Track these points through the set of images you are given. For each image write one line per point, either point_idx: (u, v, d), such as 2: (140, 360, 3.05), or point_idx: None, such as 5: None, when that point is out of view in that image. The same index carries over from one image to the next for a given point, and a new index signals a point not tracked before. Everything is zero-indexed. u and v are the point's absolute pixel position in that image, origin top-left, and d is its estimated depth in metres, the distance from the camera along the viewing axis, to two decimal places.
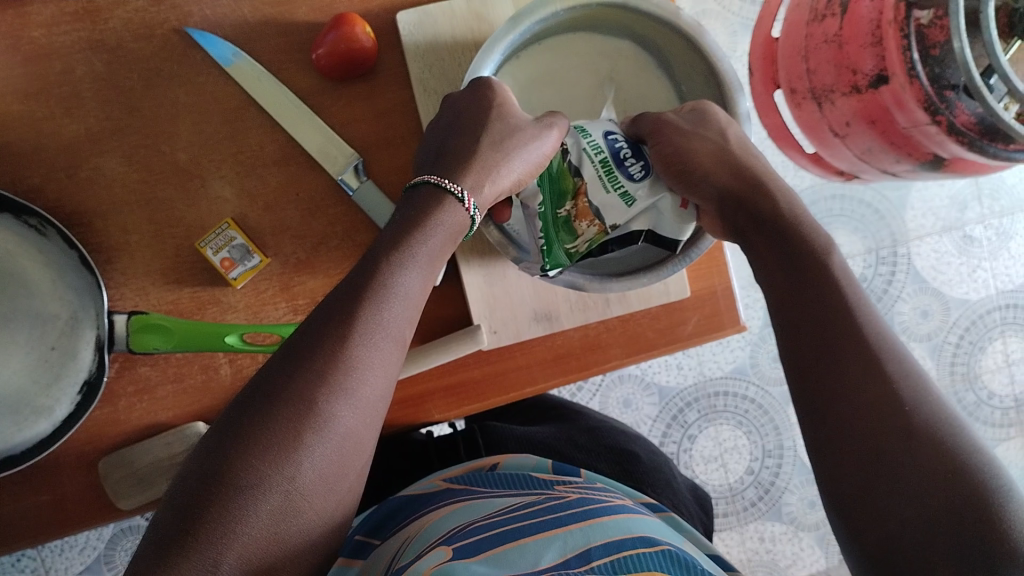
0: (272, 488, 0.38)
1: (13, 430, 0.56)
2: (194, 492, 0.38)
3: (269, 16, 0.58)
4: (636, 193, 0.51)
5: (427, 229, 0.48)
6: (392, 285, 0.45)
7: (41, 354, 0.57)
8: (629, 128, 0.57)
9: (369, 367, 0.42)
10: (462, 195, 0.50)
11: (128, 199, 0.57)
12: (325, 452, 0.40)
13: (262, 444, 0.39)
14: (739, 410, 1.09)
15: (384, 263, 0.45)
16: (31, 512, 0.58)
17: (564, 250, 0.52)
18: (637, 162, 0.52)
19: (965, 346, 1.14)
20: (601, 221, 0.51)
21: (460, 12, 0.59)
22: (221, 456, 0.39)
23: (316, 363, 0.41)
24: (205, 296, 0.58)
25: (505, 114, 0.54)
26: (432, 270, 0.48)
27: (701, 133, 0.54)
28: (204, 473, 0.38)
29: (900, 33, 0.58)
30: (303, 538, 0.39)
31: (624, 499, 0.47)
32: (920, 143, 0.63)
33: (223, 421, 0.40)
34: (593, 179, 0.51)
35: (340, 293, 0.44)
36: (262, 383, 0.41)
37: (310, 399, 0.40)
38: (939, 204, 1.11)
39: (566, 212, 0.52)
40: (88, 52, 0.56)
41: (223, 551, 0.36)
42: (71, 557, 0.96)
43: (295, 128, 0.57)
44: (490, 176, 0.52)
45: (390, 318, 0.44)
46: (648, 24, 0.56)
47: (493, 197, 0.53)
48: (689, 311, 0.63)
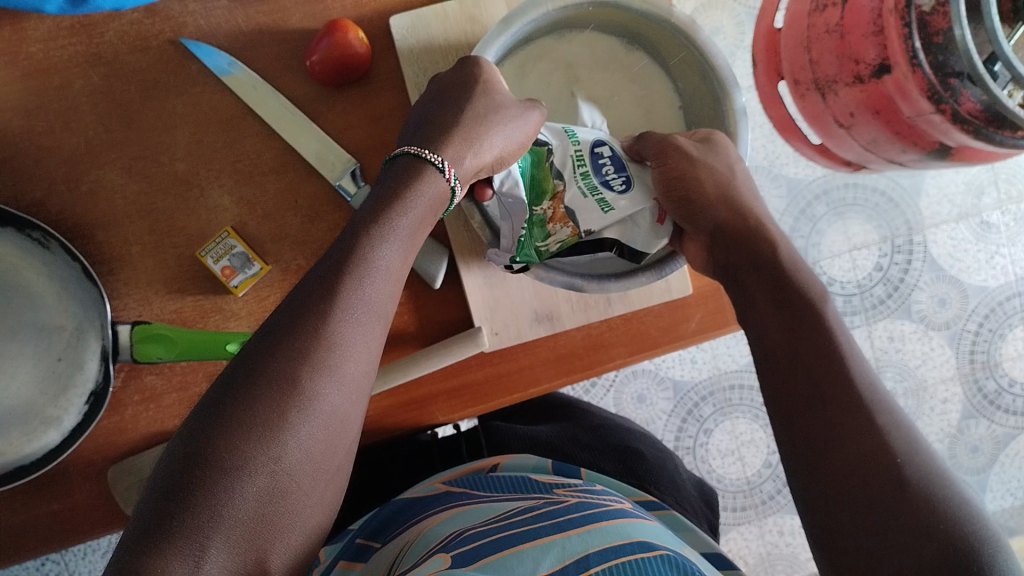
0: (259, 469, 0.39)
1: (22, 440, 0.57)
2: (180, 475, 0.38)
3: (262, 24, 0.58)
4: (616, 201, 0.51)
5: (406, 200, 0.48)
6: (373, 260, 0.45)
7: (49, 366, 0.58)
8: (635, 145, 0.54)
9: (351, 345, 0.43)
10: (443, 166, 0.50)
11: (129, 209, 0.58)
12: (310, 432, 0.40)
13: (246, 425, 0.39)
14: (754, 403, 1.09)
15: (364, 236, 0.46)
16: (45, 520, 0.59)
17: (535, 248, 0.53)
18: (621, 175, 0.52)
19: (984, 334, 1.12)
20: (575, 223, 0.52)
21: (453, 15, 0.59)
22: (205, 438, 0.39)
23: (297, 341, 0.41)
24: (208, 304, 0.58)
25: (491, 92, 0.53)
26: (411, 245, 0.48)
27: (708, 163, 0.52)
28: (189, 456, 0.38)
29: (903, 21, 0.57)
30: (291, 517, 0.39)
31: (624, 500, 0.46)
32: (925, 133, 0.62)
33: (206, 403, 0.41)
34: (571, 181, 0.52)
35: (320, 269, 0.45)
36: (243, 363, 0.41)
37: (294, 378, 0.41)
38: (954, 190, 1.09)
39: (542, 211, 0.52)
40: (85, 65, 0.57)
41: (211, 534, 0.37)
42: (94, 561, 0.98)
43: (293, 136, 0.57)
44: (472, 149, 0.52)
45: (371, 293, 0.44)
46: (643, 24, 0.56)
47: (472, 173, 0.52)
48: (693, 308, 0.63)
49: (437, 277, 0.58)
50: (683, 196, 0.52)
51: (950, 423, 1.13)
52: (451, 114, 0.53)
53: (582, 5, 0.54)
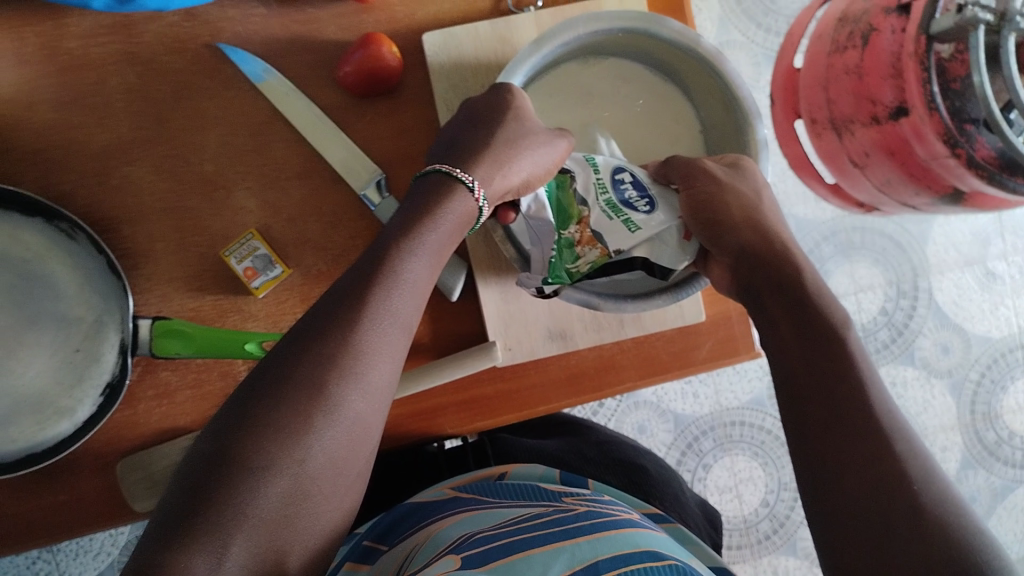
0: (283, 471, 0.39)
1: (35, 429, 0.58)
2: (206, 473, 0.39)
3: (298, 34, 0.59)
4: (642, 222, 0.51)
5: (435, 218, 0.50)
6: (400, 273, 0.46)
7: (66, 356, 0.59)
8: (661, 170, 0.55)
9: (378, 354, 0.44)
10: (472, 185, 0.52)
11: (156, 207, 0.59)
12: (333, 436, 0.41)
13: (272, 426, 0.40)
14: (755, 441, 1.09)
15: (393, 251, 0.47)
16: (51, 510, 0.59)
17: (566, 270, 0.52)
18: (646, 198, 0.52)
19: (985, 384, 1.13)
20: (603, 243, 0.51)
21: (485, 35, 0.60)
22: (231, 436, 0.40)
23: (324, 348, 0.42)
24: (226, 304, 0.59)
25: (522, 118, 0.55)
26: (438, 260, 0.49)
27: (736, 185, 0.53)
28: (215, 454, 0.39)
29: (921, 65, 0.58)
30: (311, 520, 0.40)
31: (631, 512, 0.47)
32: (939, 176, 0.63)
33: (234, 403, 0.42)
34: (594, 206, 0.52)
35: (350, 278, 0.46)
36: (270, 366, 0.42)
37: (321, 383, 0.41)
38: (961, 239, 1.11)
39: (569, 234, 0.52)
40: (123, 64, 0.58)
41: (233, 533, 0.38)
42: (86, 562, 0.98)
43: (322, 144, 0.59)
44: (500, 170, 0.54)
45: (398, 304, 0.45)
46: (670, 52, 0.57)
47: (499, 194, 0.54)
48: (703, 335, 0.64)
49: (454, 291, 0.60)
50: (710, 218, 0.52)
51: (949, 472, 1.12)
52: (480, 129, 0.54)
53: (610, 32, 0.55)
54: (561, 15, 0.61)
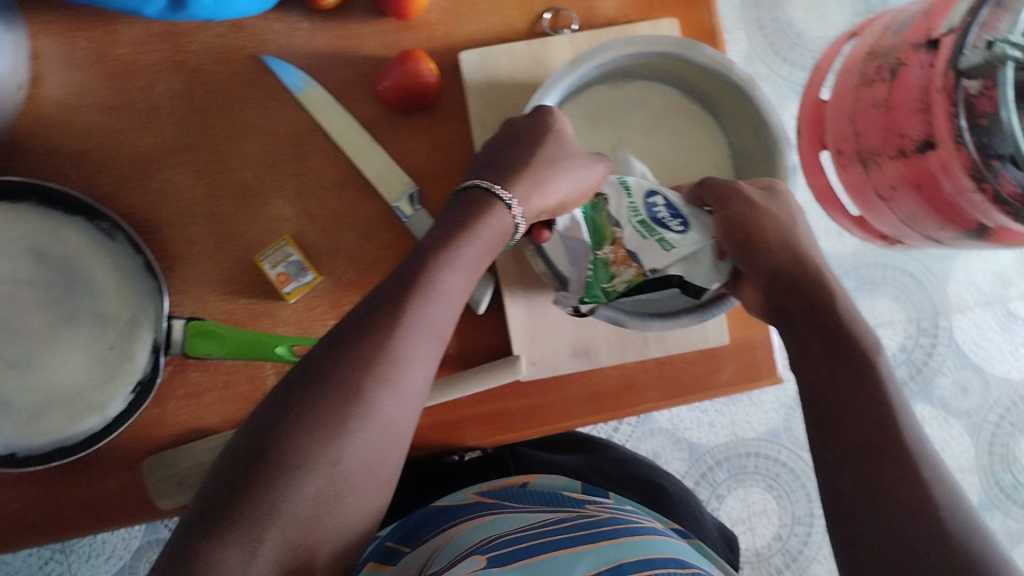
0: (317, 470, 0.41)
1: (66, 423, 0.59)
2: (244, 467, 0.40)
3: (340, 48, 0.61)
4: (676, 240, 0.52)
5: (472, 232, 0.50)
6: (436, 284, 0.47)
7: (99, 352, 0.60)
8: (696, 192, 0.56)
9: (411, 362, 0.45)
10: (511, 202, 0.53)
11: (195, 211, 0.60)
12: (366, 439, 0.42)
13: (308, 426, 0.41)
14: (769, 473, 1.08)
15: (430, 262, 0.48)
16: (76, 505, 0.60)
17: (601, 289, 0.54)
18: (679, 218, 0.53)
19: (1004, 426, 1.12)
20: (638, 263, 0.52)
21: (521, 56, 0.62)
22: (269, 434, 0.41)
23: (362, 352, 0.43)
24: (259, 308, 0.61)
25: (561, 141, 0.56)
26: (474, 273, 0.51)
27: (771, 209, 0.54)
28: (254, 450, 0.41)
29: (950, 100, 0.59)
30: (341, 520, 0.41)
31: (652, 521, 0.48)
32: (964, 212, 0.63)
33: (273, 401, 0.43)
34: (627, 226, 0.53)
35: (389, 286, 0.47)
36: (307, 368, 0.44)
37: (356, 388, 0.42)
38: (982, 279, 1.11)
39: (604, 254, 0.54)
40: (170, 71, 0.60)
41: (267, 527, 0.39)
42: (98, 564, 0.98)
43: (358, 156, 0.60)
44: (538, 190, 0.54)
45: (433, 315, 0.47)
46: (702, 77, 0.58)
47: (535, 214, 0.55)
48: (726, 358, 0.64)
49: (481, 304, 0.61)
50: (745, 239, 0.53)
51: None
52: (521, 146, 0.55)
53: (644, 55, 0.57)
54: (595, 39, 0.62)
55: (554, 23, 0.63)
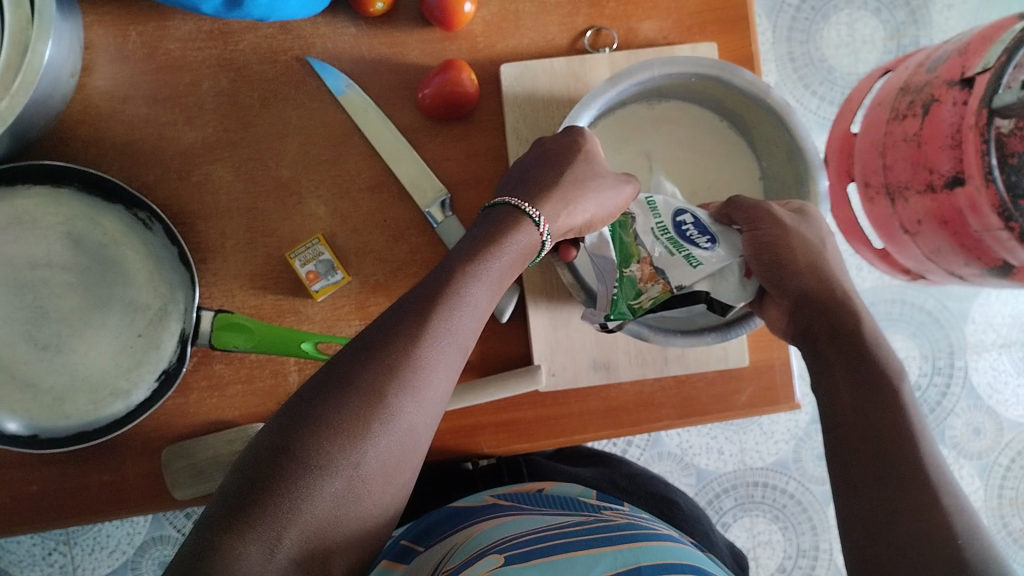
0: (338, 472, 0.41)
1: (91, 407, 0.60)
2: (266, 465, 0.40)
3: (383, 54, 0.62)
4: (703, 257, 0.51)
5: (500, 245, 0.50)
6: (464, 295, 0.47)
7: (128, 340, 0.61)
8: (725, 209, 0.55)
9: (435, 370, 0.45)
10: (539, 220, 0.53)
11: (231, 206, 0.61)
12: (387, 444, 0.42)
13: (331, 427, 0.41)
14: (776, 504, 1.07)
15: (458, 272, 0.48)
16: (93, 490, 0.61)
17: (627, 305, 0.53)
18: (707, 236, 0.52)
19: (1015, 470, 1.11)
20: (664, 279, 0.51)
21: (560, 71, 0.62)
22: (292, 433, 0.41)
23: (388, 358, 0.43)
24: (286, 304, 0.61)
25: (590, 160, 0.55)
26: (500, 286, 0.50)
27: (801, 231, 0.53)
28: (276, 449, 0.41)
29: (981, 138, 0.59)
30: (358, 522, 0.41)
31: (668, 530, 0.48)
32: (990, 249, 0.64)
33: (296, 401, 0.43)
34: (654, 243, 0.53)
35: (416, 293, 0.47)
36: (334, 370, 0.43)
37: (380, 392, 0.42)
38: (1001, 321, 1.10)
39: (631, 272, 0.53)
40: (216, 68, 0.61)
41: (287, 526, 0.39)
42: (100, 559, 0.98)
43: (394, 160, 0.61)
44: (568, 208, 0.54)
45: (459, 325, 0.46)
46: (739, 100, 0.59)
47: (563, 231, 0.54)
48: (745, 381, 0.65)
49: (505, 313, 0.61)
50: (773, 260, 0.52)
51: None
52: (550, 165, 0.55)
53: (683, 77, 0.57)
54: (634, 58, 0.63)
55: (594, 41, 0.64)
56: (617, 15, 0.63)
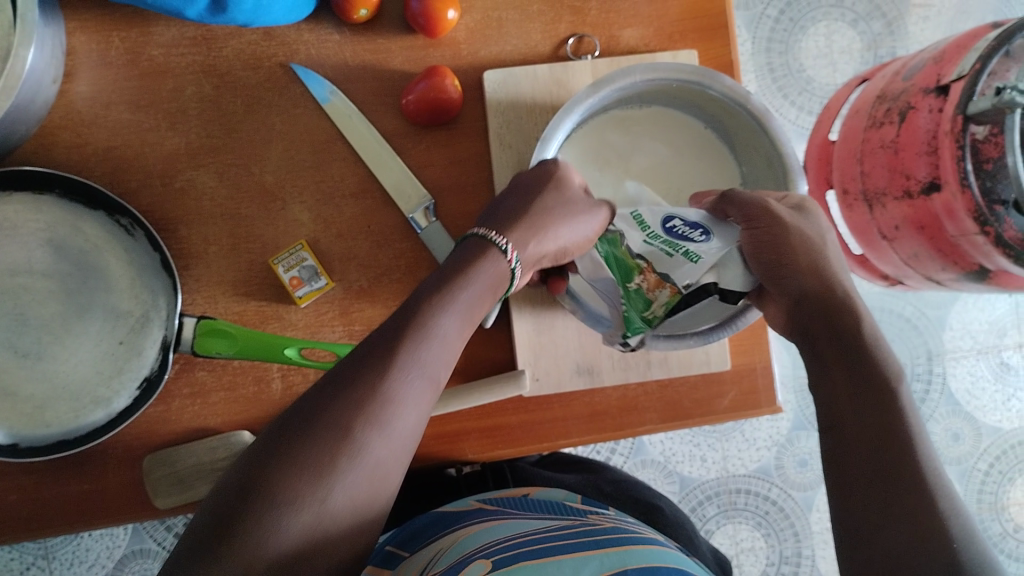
0: (305, 508, 0.40)
1: (70, 415, 0.59)
2: (232, 502, 0.40)
3: (366, 61, 0.62)
4: (702, 249, 0.50)
5: (468, 276, 0.50)
6: (432, 327, 0.47)
7: (109, 347, 0.60)
8: (722, 205, 0.53)
9: (404, 404, 0.44)
10: (505, 248, 0.53)
11: (213, 212, 0.61)
12: (355, 479, 0.42)
13: (297, 465, 0.41)
14: (759, 510, 1.08)
15: (427, 304, 0.48)
16: (73, 499, 0.60)
17: (642, 316, 0.54)
18: (698, 227, 0.51)
19: (994, 475, 1.12)
20: (671, 283, 0.51)
21: (542, 78, 0.63)
22: (258, 473, 0.41)
23: (355, 392, 0.43)
24: (269, 311, 0.61)
25: (562, 186, 0.56)
26: (471, 317, 0.50)
27: (801, 227, 0.52)
28: (243, 485, 0.40)
29: (956, 144, 0.60)
30: (326, 557, 0.41)
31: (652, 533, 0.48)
32: (966, 254, 0.65)
33: (265, 436, 0.42)
34: (648, 250, 0.52)
35: (386, 327, 0.47)
36: (302, 408, 0.43)
37: (347, 427, 0.42)
38: (977, 327, 1.12)
39: (636, 284, 0.53)
40: (198, 74, 0.61)
41: (252, 564, 0.38)
42: (80, 573, 0.96)
43: (378, 166, 0.61)
44: (536, 236, 0.54)
45: (427, 358, 0.46)
46: (719, 105, 0.59)
47: (531, 259, 0.55)
48: (728, 384, 0.65)
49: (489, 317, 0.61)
50: (772, 259, 0.52)
51: None
52: (522, 196, 0.55)
53: (665, 83, 0.58)
54: (616, 65, 0.63)
55: (576, 48, 0.64)
56: (599, 23, 0.64)
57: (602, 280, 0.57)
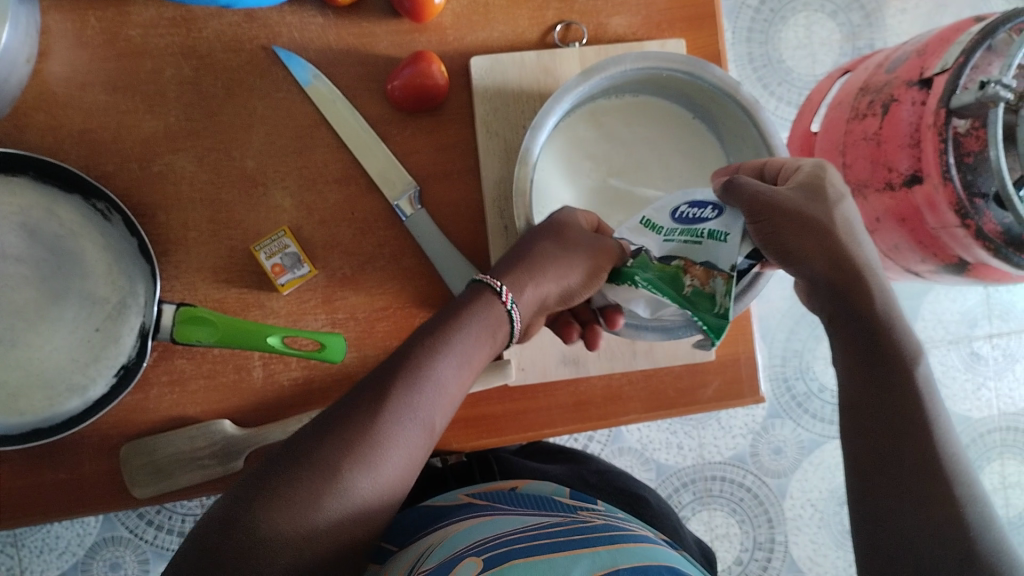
0: (288, 544, 0.40)
1: (45, 403, 0.58)
2: (216, 533, 0.40)
3: (351, 45, 0.61)
4: (723, 224, 0.48)
5: (463, 318, 0.50)
6: (427, 372, 0.47)
7: (85, 334, 0.59)
8: (726, 197, 0.48)
9: (394, 447, 0.44)
10: (500, 291, 0.51)
11: (193, 197, 0.60)
12: (339, 519, 0.41)
13: (283, 499, 0.40)
14: (734, 497, 1.08)
15: (423, 349, 0.48)
16: (46, 489, 0.59)
17: (714, 315, 0.45)
18: (706, 205, 0.49)
19: None
20: (721, 268, 0.46)
21: (529, 64, 0.62)
22: (245, 504, 0.40)
23: (346, 433, 0.43)
24: (251, 298, 0.60)
25: (565, 229, 0.53)
26: (469, 365, 0.50)
27: (809, 216, 0.48)
28: (227, 517, 0.40)
29: (939, 137, 0.60)
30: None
31: (644, 530, 0.48)
32: (946, 246, 0.65)
33: (255, 471, 0.42)
34: (672, 249, 0.49)
35: (382, 371, 0.47)
36: (294, 445, 0.43)
37: (335, 466, 0.42)
38: (949, 317, 1.13)
39: (690, 284, 0.46)
40: (178, 56, 0.60)
41: None
42: (50, 560, 0.94)
43: (362, 152, 0.60)
44: (533, 281, 0.53)
45: (421, 404, 0.46)
46: (708, 95, 0.59)
47: (531, 304, 0.53)
48: (711, 374, 0.65)
49: None
50: (780, 247, 0.48)
51: None
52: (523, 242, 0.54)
53: (654, 72, 0.58)
54: (604, 53, 0.63)
55: (564, 35, 0.64)
56: (587, 10, 0.64)
57: (651, 304, 0.51)
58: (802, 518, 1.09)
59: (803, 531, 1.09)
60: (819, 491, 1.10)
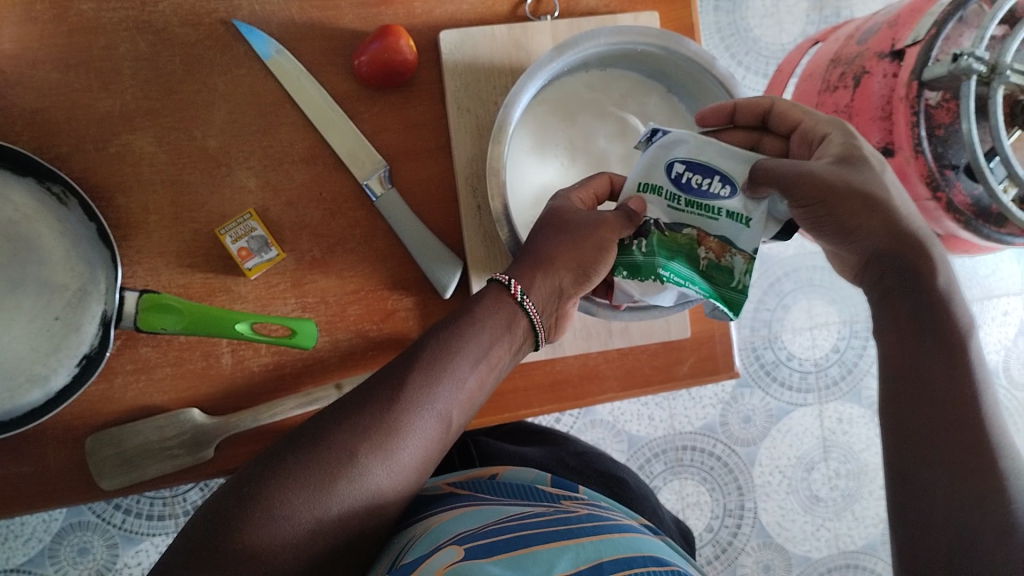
0: (302, 523, 0.42)
1: (5, 396, 0.55)
2: (233, 506, 0.42)
3: (314, 18, 0.59)
4: (738, 202, 0.48)
5: (480, 314, 0.50)
6: (448, 364, 0.48)
7: (44, 324, 0.57)
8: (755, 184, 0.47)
9: (412, 437, 0.46)
10: (511, 285, 0.51)
11: (154, 179, 0.58)
12: (353, 501, 0.43)
13: (298, 481, 0.42)
14: (705, 466, 1.09)
15: (445, 340, 0.48)
16: (8, 482, 0.57)
17: (734, 292, 0.49)
18: (714, 176, 0.48)
19: None
20: (738, 245, 0.49)
21: (501, 38, 0.61)
22: (261, 485, 0.42)
23: (363, 420, 0.45)
24: (216, 283, 0.58)
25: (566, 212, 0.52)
26: (490, 361, 0.50)
27: (856, 184, 0.46)
28: (243, 495, 0.42)
29: (911, 109, 0.59)
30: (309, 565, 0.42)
31: (628, 519, 0.48)
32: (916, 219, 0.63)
33: (273, 451, 0.44)
34: (682, 219, 0.49)
35: (399, 362, 0.48)
36: (311, 430, 0.45)
37: (353, 452, 0.43)
38: None
39: (705, 258, 0.49)
40: (133, 31, 0.57)
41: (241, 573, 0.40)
42: (15, 547, 0.92)
43: (329, 131, 0.59)
44: (544, 271, 0.51)
45: (440, 397, 0.47)
46: (681, 67, 0.59)
47: (548, 299, 0.52)
48: (686, 351, 0.65)
49: (448, 289, 0.59)
50: (836, 226, 0.46)
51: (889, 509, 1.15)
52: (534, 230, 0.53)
53: (627, 46, 0.57)
54: (576, 27, 0.62)
55: (535, 8, 0.62)
56: None
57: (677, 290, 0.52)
58: (771, 485, 1.11)
59: (772, 497, 1.10)
60: (787, 458, 1.11)
